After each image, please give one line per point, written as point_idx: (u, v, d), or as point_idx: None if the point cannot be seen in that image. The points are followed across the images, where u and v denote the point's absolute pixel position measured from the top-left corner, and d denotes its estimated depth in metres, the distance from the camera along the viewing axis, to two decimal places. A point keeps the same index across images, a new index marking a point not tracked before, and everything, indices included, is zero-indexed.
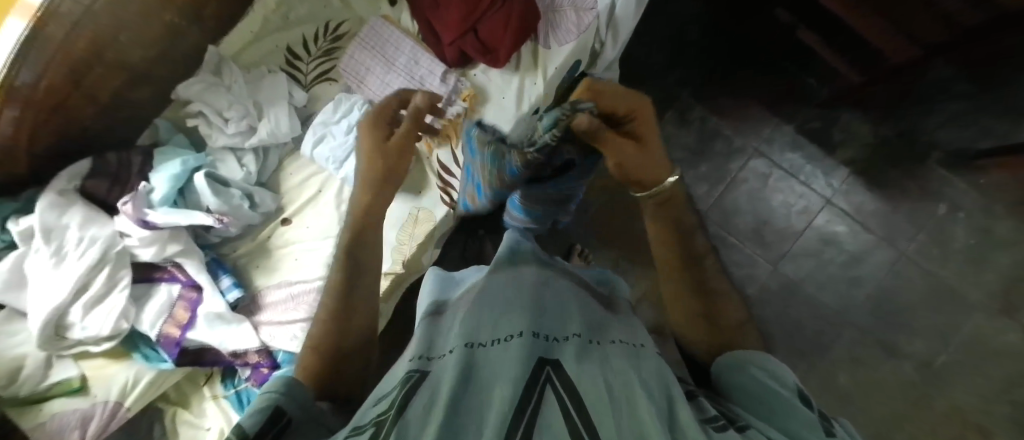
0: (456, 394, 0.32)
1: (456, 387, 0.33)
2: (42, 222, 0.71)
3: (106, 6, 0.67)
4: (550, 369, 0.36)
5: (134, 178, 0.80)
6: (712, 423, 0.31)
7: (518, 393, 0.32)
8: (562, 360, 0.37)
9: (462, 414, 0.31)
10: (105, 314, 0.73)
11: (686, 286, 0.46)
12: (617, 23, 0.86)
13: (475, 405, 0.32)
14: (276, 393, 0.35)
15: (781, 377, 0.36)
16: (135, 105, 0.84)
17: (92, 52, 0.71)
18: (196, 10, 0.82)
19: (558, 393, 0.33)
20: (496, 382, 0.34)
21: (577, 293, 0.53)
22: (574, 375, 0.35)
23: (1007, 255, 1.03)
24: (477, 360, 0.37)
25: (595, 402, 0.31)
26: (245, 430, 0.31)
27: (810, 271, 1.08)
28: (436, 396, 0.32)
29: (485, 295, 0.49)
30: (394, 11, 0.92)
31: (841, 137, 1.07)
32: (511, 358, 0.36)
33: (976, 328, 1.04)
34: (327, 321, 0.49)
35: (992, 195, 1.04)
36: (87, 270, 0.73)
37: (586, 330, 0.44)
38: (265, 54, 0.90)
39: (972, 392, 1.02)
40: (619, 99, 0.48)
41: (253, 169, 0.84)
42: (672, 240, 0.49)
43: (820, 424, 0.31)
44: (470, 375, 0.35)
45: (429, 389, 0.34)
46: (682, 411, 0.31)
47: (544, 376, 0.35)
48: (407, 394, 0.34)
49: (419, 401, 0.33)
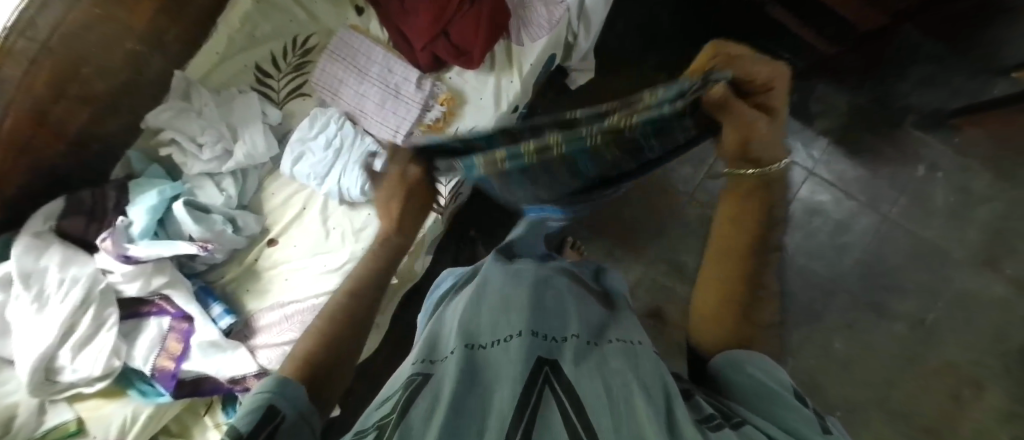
0: (458, 396, 0.32)
1: (458, 388, 0.33)
2: (20, 268, 0.70)
3: (63, 39, 0.66)
4: (549, 369, 0.36)
5: (110, 214, 0.78)
6: (707, 422, 0.31)
7: (517, 397, 0.32)
8: (561, 361, 0.37)
9: (464, 416, 0.31)
10: (95, 354, 0.72)
11: (739, 276, 0.42)
12: (588, 13, 0.85)
13: (476, 408, 0.32)
14: (267, 393, 0.35)
15: (776, 374, 0.37)
16: (105, 138, 0.82)
17: (55, 88, 0.69)
18: (157, 36, 0.80)
19: (557, 396, 0.33)
20: (496, 385, 0.34)
21: (575, 294, 0.53)
22: (572, 378, 0.35)
23: (986, 209, 1.06)
24: (477, 362, 0.37)
25: (594, 404, 0.31)
26: (240, 431, 0.31)
27: (798, 242, 1.09)
28: (437, 399, 0.32)
29: (485, 295, 0.49)
30: (361, 20, 0.90)
31: (819, 108, 1.08)
32: (510, 361, 0.36)
33: (962, 282, 1.06)
34: (323, 327, 0.47)
35: (967, 152, 1.06)
36: (71, 312, 0.71)
37: (585, 330, 0.44)
38: (233, 74, 0.88)
39: (963, 345, 1.05)
40: (757, 65, 0.35)
41: (233, 192, 0.83)
42: (741, 224, 0.42)
43: (816, 420, 0.32)
44: (472, 377, 0.35)
45: (431, 392, 0.34)
46: (679, 411, 0.31)
47: (543, 378, 0.35)
48: (408, 396, 0.34)
49: (422, 404, 0.33)
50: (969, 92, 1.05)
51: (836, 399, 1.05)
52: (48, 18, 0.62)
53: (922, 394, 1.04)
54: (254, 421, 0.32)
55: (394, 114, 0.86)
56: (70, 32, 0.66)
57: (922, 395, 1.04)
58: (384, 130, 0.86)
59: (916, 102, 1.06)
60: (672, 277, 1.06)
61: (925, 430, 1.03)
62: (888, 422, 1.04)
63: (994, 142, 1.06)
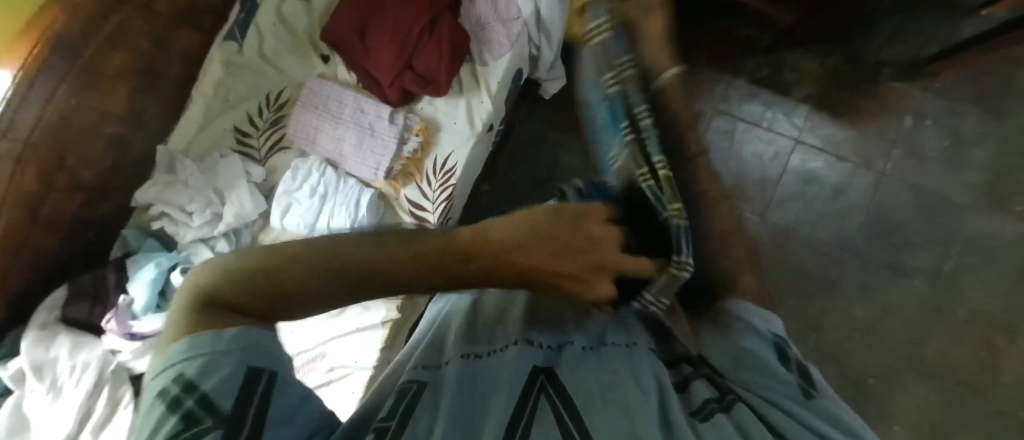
0: (455, 405, 0.31)
1: (454, 399, 0.32)
2: (31, 361, 0.72)
3: (44, 134, 0.68)
4: (545, 377, 0.34)
5: (112, 293, 0.80)
6: (700, 411, 0.31)
7: (511, 404, 0.31)
8: (557, 369, 0.36)
9: (464, 425, 0.30)
10: (116, 433, 0.72)
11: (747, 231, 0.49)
12: (546, 25, 0.85)
13: (473, 415, 0.31)
14: (241, 348, 0.27)
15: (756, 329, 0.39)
16: (98, 221, 0.84)
17: (44, 182, 0.71)
18: (135, 117, 0.83)
19: (551, 400, 0.32)
20: (490, 396, 0.33)
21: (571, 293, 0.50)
22: (570, 384, 0.33)
23: (983, 149, 1.04)
24: (476, 372, 0.36)
25: (588, 405, 0.31)
26: (207, 393, 0.25)
27: (799, 214, 1.07)
28: (435, 408, 0.31)
29: (476, 312, 0.47)
30: (329, 67, 0.93)
31: (793, 76, 1.08)
32: (505, 371, 0.35)
33: (972, 226, 1.04)
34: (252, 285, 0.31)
35: (951, 95, 1.05)
36: (86, 396, 0.73)
37: (583, 336, 0.42)
38: (214, 140, 0.90)
39: (986, 289, 1.02)
40: None
41: (227, 253, 0.85)
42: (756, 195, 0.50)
43: (798, 386, 0.35)
44: (469, 389, 0.34)
45: (424, 402, 0.32)
46: (673, 411, 0.31)
47: (539, 384, 0.33)
48: (398, 404, 0.32)
49: (417, 418, 0.30)
50: (941, 37, 1.04)
51: (865, 365, 1.03)
52: (26, 116, 0.65)
53: (953, 346, 1.02)
54: (229, 380, 0.26)
55: (372, 153, 0.87)
56: (51, 125, 0.69)
57: (953, 347, 1.02)
58: (365, 169, 0.88)
59: (889, 56, 1.06)
60: None
61: (962, 383, 1.01)
62: (924, 379, 1.01)
63: (976, 81, 1.04)
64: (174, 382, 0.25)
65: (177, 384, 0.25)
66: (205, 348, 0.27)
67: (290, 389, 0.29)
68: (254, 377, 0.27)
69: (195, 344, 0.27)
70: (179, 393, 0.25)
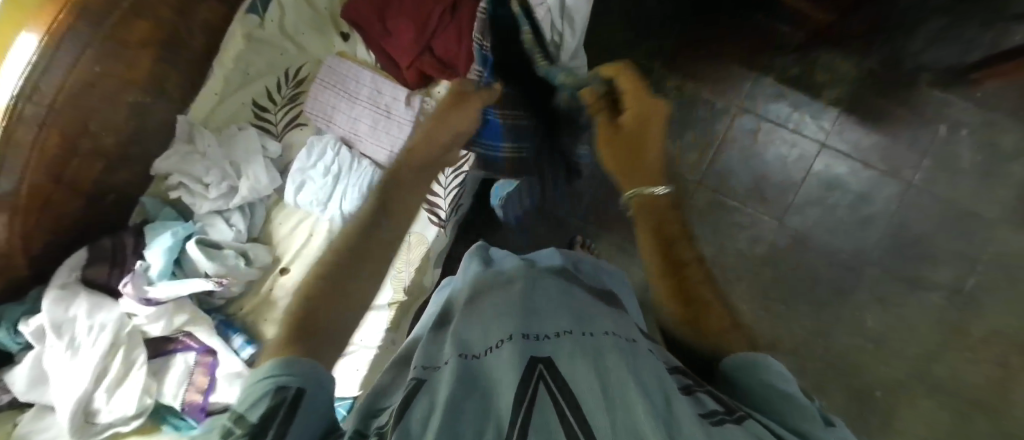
0: (455, 397, 0.32)
1: (453, 395, 0.32)
2: (51, 319, 0.74)
3: (67, 100, 0.69)
4: (544, 367, 0.34)
5: (130, 258, 0.82)
6: (711, 418, 0.30)
7: (514, 397, 0.31)
8: (555, 358, 0.36)
9: (464, 418, 0.30)
10: (128, 394, 0.75)
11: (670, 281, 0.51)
12: (571, 12, 0.83)
13: (473, 411, 0.31)
14: (277, 376, 0.34)
15: (773, 368, 0.37)
16: (118, 187, 0.86)
17: (66, 147, 0.73)
18: (157, 86, 0.84)
19: (551, 392, 0.32)
20: (496, 393, 0.33)
21: (565, 284, 0.51)
22: (568, 377, 0.33)
23: (1020, 164, 1.00)
24: (474, 371, 0.36)
25: (586, 395, 0.30)
26: (252, 418, 0.32)
27: (818, 219, 1.04)
28: (434, 403, 0.31)
29: (473, 309, 0.47)
30: (349, 46, 0.93)
31: (825, 76, 1.04)
32: (503, 365, 0.35)
33: (1001, 243, 1.00)
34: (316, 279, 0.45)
35: (992, 106, 1.00)
36: (102, 355, 0.75)
37: (575, 324, 0.41)
38: (232, 112, 0.91)
39: (1009, 310, 0.99)
40: None
41: (242, 227, 0.86)
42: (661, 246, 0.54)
43: (818, 414, 0.33)
44: (468, 387, 0.34)
45: (425, 399, 0.33)
46: (678, 405, 0.29)
47: (538, 376, 0.33)
48: (403, 403, 0.33)
49: (415, 414, 0.31)
50: (987, 44, 0.99)
51: (874, 377, 1.01)
52: (51, 82, 0.66)
53: (968, 365, 0.99)
54: (264, 406, 0.32)
55: (387, 134, 0.88)
56: (75, 90, 0.70)
57: (970, 365, 0.99)
58: (379, 151, 0.88)
59: (929, 61, 1.01)
60: None
61: (974, 403, 0.98)
62: (934, 396, 0.99)
63: (1020, 92, 1.00)
64: (230, 415, 0.33)
65: (235, 417, 0.33)
66: (264, 376, 0.35)
67: (315, 397, 0.35)
68: (284, 391, 0.33)
69: (254, 380, 0.35)
70: (233, 424, 0.32)
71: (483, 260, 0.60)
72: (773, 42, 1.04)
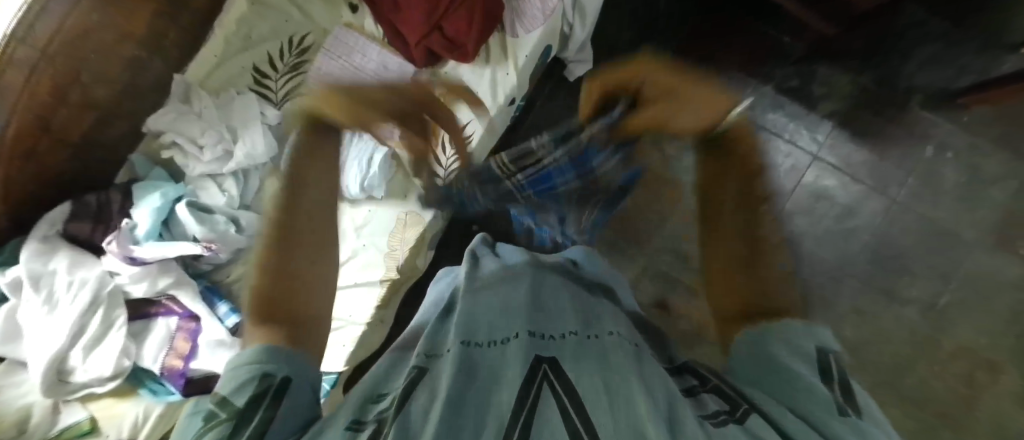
0: (457, 390, 0.31)
1: (456, 385, 0.31)
2: (29, 271, 0.72)
3: (60, 46, 0.67)
4: (548, 367, 0.33)
5: (115, 216, 0.80)
6: (712, 418, 0.29)
7: (516, 394, 0.30)
8: (560, 358, 0.35)
9: (466, 409, 0.29)
10: (106, 354, 0.73)
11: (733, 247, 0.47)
12: (584, 5, 0.86)
13: (475, 402, 0.31)
14: (258, 364, 0.33)
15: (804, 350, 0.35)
16: (107, 143, 0.84)
17: (57, 95, 0.70)
18: (156, 41, 0.82)
19: (555, 390, 0.31)
20: (495, 385, 0.32)
21: (567, 285, 0.50)
22: (574, 377, 0.32)
23: (999, 189, 1.04)
24: (477, 362, 0.35)
25: (591, 396, 0.30)
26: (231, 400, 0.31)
27: (805, 229, 1.07)
28: (435, 396, 0.31)
29: (479, 302, 0.46)
30: (356, 17, 0.91)
31: (822, 90, 1.07)
32: (508, 362, 0.34)
33: (975, 264, 1.04)
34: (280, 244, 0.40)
35: (978, 131, 1.04)
36: (81, 313, 0.73)
37: (581, 325, 0.41)
38: (232, 75, 0.89)
39: (977, 328, 1.03)
40: None
41: (235, 193, 0.84)
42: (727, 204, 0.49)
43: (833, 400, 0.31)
44: (471, 376, 0.33)
45: (429, 388, 0.32)
46: (683, 409, 0.29)
47: (542, 375, 0.32)
48: (405, 392, 0.32)
49: (418, 402, 0.31)
50: (977, 70, 1.03)
51: None
52: (46, 25, 0.63)
53: (936, 379, 1.03)
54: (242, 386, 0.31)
55: None
56: (70, 37, 0.67)
57: (937, 379, 1.03)
58: None
59: (922, 82, 1.05)
60: (678, 267, 1.04)
61: (938, 416, 1.02)
62: (902, 406, 1.02)
63: (1004, 120, 1.04)
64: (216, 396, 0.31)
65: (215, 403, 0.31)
66: (242, 367, 0.33)
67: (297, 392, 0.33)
68: (267, 379, 0.32)
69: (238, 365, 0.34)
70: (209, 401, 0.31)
71: (491, 255, 0.60)
72: (776, 51, 1.07)
